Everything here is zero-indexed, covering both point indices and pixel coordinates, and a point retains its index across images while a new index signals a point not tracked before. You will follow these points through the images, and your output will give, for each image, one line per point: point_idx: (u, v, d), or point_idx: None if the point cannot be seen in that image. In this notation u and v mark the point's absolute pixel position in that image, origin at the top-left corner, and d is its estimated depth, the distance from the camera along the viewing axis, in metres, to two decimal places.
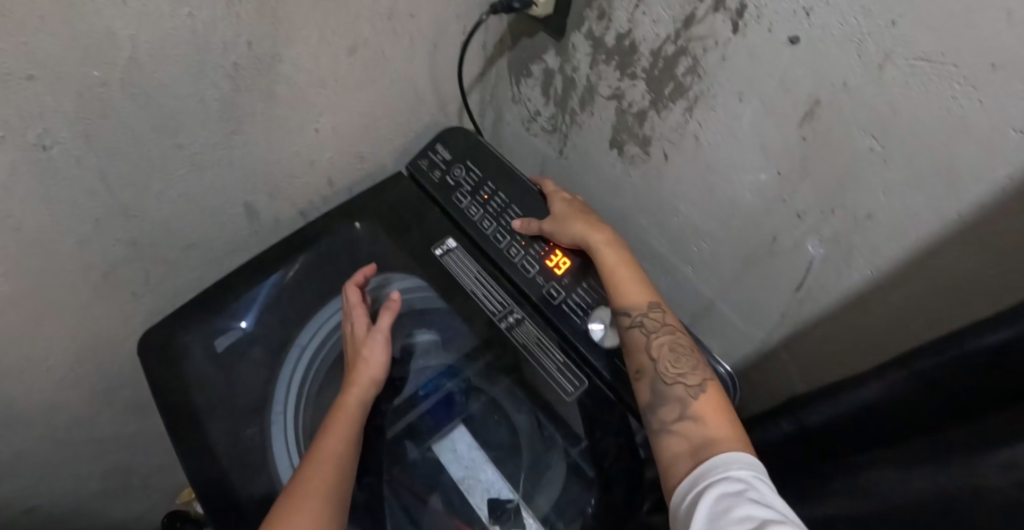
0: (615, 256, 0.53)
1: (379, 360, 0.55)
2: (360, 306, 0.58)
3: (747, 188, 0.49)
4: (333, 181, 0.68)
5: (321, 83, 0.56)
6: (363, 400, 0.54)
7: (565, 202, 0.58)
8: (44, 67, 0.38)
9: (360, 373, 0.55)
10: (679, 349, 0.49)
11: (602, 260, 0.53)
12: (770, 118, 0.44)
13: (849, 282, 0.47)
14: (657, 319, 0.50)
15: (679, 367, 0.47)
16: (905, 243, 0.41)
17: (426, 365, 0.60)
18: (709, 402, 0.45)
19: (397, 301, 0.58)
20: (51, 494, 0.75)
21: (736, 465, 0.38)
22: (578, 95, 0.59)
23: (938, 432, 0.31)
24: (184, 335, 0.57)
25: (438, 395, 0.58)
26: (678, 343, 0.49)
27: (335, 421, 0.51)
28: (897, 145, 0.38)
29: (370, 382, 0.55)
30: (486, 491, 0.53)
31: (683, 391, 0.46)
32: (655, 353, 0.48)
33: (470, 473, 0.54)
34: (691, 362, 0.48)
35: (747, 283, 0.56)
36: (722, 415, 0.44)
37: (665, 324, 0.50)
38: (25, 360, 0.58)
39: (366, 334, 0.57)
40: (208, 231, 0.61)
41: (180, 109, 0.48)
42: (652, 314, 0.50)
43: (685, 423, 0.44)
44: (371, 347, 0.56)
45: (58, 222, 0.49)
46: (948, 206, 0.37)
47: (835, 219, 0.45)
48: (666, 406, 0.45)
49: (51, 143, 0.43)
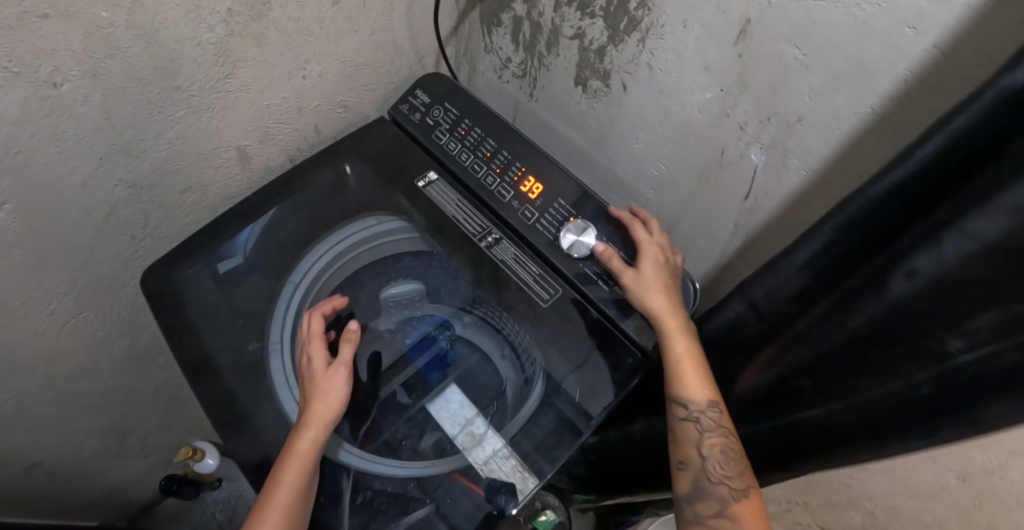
0: (685, 349, 0.54)
1: (337, 398, 0.57)
2: (319, 339, 0.61)
3: (696, 108, 0.55)
4: (319, 129, 0.73)
5: (309, 31, 0.60)
6: (317, 442, 0.54)
7: (651, 266, 0.57)
8: (58, 6, 0.42)
9: (315, 413, 0.55)
10: (729, 450, 0.52)
11: (674, 352, 0.54)
12: (710, 40, 0.49)
13: (787, 183, 0.53)
14: (714, 418, 0.53)
15: (724, 467, 0.51)
16: (831, 140, 0.47)
17: (416, 316, 0.72)
18: (748, 506, 0.50)
19: (356, 331, 0.62)
20: (52, 452, 0.77)
21: None
22: (545, 39, 0.64)
23: (885, 281, 0.40)
24: (187, 270, 0.62)
25: (427, 341, 0.70)
26: (730, 444, 0.52)
27: (283, 467, 0.52)
28: (817, 52, 0.43)
29: (325, 421, 0.55)
30: (481, 446, 0.60)
31: (723, 490, 0.51)
32: (705, 451, 0.52)
33: (465, 426, 0.62)
34: (736, 460, 0.52)
35: (702, 197, 0.62)
36: (757, 515, 0.50)
37: (720, 424, 0.53)
38: (28, 305, 0.60)
39: (326, 370, 0.59)
40: (203, 176, 0.65)
41: (179, 52, 0.52)
42: (709, 413, 0.53)
43: (721, 520, 0.50)
44: (331, 379, 0.58)
45: (64, 162, 0.53)
46: (865, 101, 0.43)
47: (773, 126, 0.50)
48: (705, 498, 0.51)
49: (62, 81, 0.47)
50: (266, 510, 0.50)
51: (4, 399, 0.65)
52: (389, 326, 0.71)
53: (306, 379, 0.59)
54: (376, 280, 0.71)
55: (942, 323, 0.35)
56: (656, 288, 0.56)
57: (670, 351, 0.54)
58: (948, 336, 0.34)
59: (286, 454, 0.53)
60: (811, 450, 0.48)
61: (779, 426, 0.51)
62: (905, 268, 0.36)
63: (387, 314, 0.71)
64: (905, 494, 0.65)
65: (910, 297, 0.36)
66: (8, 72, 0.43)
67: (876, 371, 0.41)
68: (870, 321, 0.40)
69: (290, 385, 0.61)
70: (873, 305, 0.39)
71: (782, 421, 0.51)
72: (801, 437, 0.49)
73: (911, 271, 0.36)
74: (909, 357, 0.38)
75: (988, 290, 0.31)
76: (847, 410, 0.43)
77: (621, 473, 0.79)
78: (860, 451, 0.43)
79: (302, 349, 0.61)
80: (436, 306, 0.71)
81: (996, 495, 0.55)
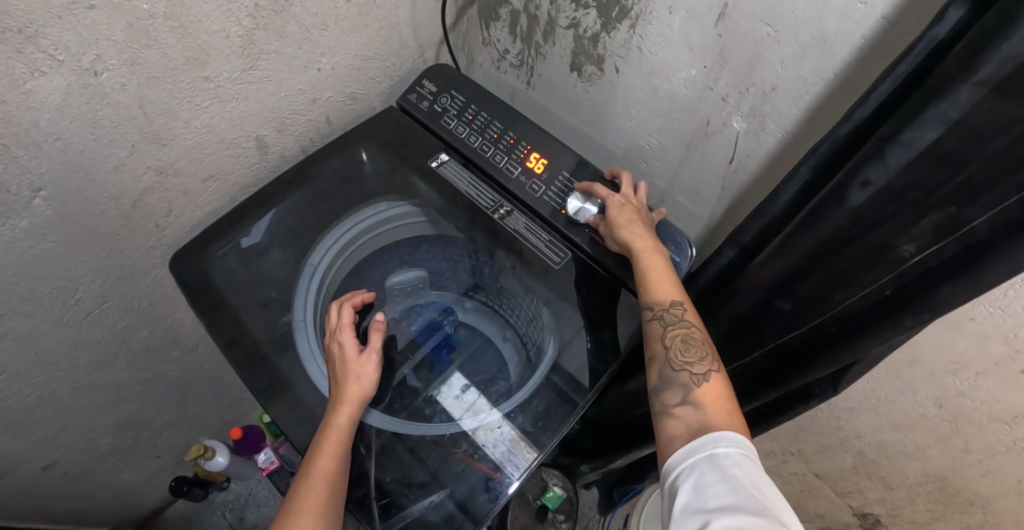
0: (654, 262, 0.59)
1: (371, 377, 0.59)
2: (348, 326, 0.63)
3: (682, 84, 0.62)
4: (330, 119, 0.77)
5: (324, 25, 0.65)
6: (353, 418, 0.56)
7: (619, 206, 0.64)
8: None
9: (348, 392, 0.57)
10: (692, 341, 0.54)
11: (648, 266, 0.59)
12: (693, 22, 0.56)
13: (767, 145, 0.60)
14: (678, 312, 0.56)
15: (688, 357, 0.53)
16: (801, 103, 0.54)
17: (418, 303, 0.75)
18: (710, 391, 0.51)
19: (383, 321, 0.64)
20: (68, 449, 0.78)
21: (722, 443, 0.45)
22: (542, 29, 0.71)
23: (841, 204, 0.45)
24: (215, 251, 0.66)
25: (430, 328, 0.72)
26: (695, 337, 0.54)
27: (328, 435, 0.55)
28: (785, 27, 0.50)
29: (359, 399, 0.57)
30: (490, 431, 0.61)
31: (688, 378, 0.52)
32: (670, 342, 0.54)
33: (473, 413, 0.62)
34: (701, 353, 0.53)
35: (690, 165, 0.70)
36: (723, 405, 0.50)
37: (686, 320, 0.55)
38: (57, 291, 0.61)
39: (360, 355, 0.60)
40: (227, 163, 0.68)
41: (210, 44, 0.55)
42: (674, 309, 0.56)
43: (685, 408, 0.50)
44: (364, 363, 0.60)
45: (100, 147, 0.54)
46: (826, 68, 0.50)
47: (752, 95, 0.57)
48: (671, 390, 0.52)
49: (102, 69, 0.49)
50: (308, 477, 0.52)
51: (26, 390, 0.66)
52: (395, 313, 0.72)
53: (337, 363, 0.60)
54: (382, 267, 0.75)
55: (893, 231, 0.43)
56: (628, 220, 0.63)
57: (642, 268, 0.59)
58: (901, 246, 0.43)
59: (324, 429, 0.55)
60: (803, 363, 0.55)
61: (767, 352, 0.59)
62: (858, 180, 0.43)
63: (392, 301, 0.74)
64: (889, 426, 0.72)
65: (866, 205, 0.43)
66: (53, 60, 0.45)
67: (846, 286, 0.48)
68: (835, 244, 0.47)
69: (317, 359, 0.64)
70: (835, 217, 0.46)
71: (771, 352, 0.58)
72: (789, 356, 0.57)
73: (864, 183, 0.43)
74: (871, 268, 0.45)
75: (929, 198, 0.39)
76: (825, 322, 0.51)
77: (623, 430, 0.86)
78: (839, 355, 0.51)
79: (330, 338, 0.62)
80: (439, 293, 0.75)
81: (968, 415, 0.62)
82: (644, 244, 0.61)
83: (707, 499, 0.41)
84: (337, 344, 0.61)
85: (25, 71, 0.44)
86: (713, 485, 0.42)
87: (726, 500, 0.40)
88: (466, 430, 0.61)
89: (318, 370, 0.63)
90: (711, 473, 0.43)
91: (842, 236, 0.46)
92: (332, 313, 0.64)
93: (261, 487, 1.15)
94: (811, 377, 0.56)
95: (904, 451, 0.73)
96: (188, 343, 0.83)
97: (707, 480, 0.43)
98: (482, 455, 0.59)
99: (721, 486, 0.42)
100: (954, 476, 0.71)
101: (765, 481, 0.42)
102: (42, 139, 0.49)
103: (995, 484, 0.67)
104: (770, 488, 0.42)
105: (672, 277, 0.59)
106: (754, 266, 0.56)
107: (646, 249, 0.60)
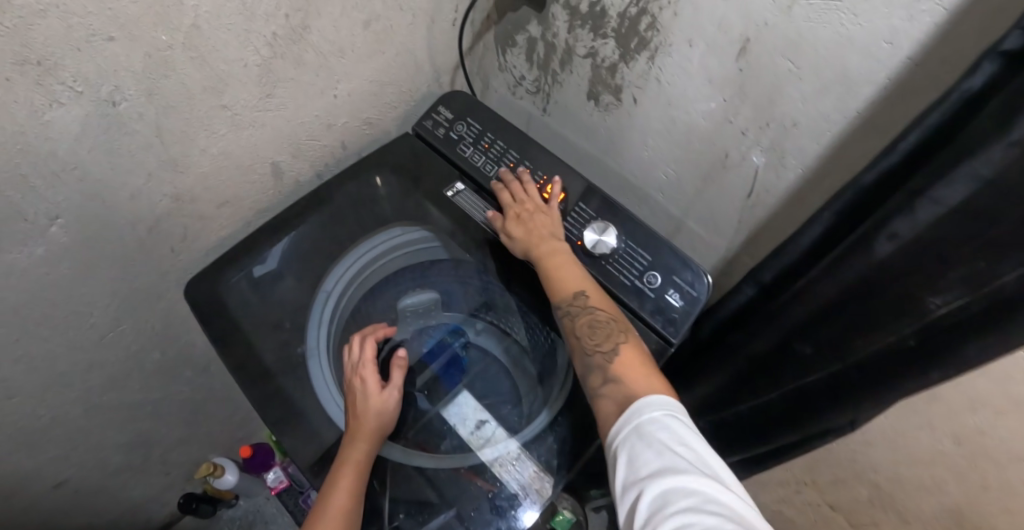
0: (559, 257, 0.63)
1: (389, 415, 0.61)
2: (371, 362, 0.65)
3: (700, 116, 0.61)
4: (345, 144, 0.77)
5: (341, 53, 0.65)
6: (368, 456, 0.58)
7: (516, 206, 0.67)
8: (123, 29, 0.44)
9: (364, 429, 0.59)
10: (598, 324, 0.58)
11: (555, 261, 0.62)
12: (713, 56, 0.55)
13: (786, 180, 0.59)
14: (582, 301, 0.59)
15: (598, 339, 0.57)
16: (822, 140, 0.53)
17: (428, 324, 0.76)
18: (623, 362, 0.55)
19: (404, 358, 0.67)
20: (79, 467, 0.78)
21: (646, 409, 0.50)
22: (558, 57, 0.71)
23: (864, 253, 0.44)
24: (230, 277, 0.66)
25: (444, 353, 0.74)
26: (599, 319, 0.58)
27: (342, 472, 0.56)
28: (806, 64, 0.49)
29: (374, 436, 0.59)
30: (508, 462, 0.63)
31: (602, 360, 0.56)
32: (579, 332, 0.58)
33: (491, 443, 0.64)
34: (607, 331, 0.58)
35: (706, 196, 0.69)
36: (639, 373, 0.54)
37: (589, 305, 0.59)
38: (72, 316, 0.62)
39: (381, 391, 0.63)
40: (242, 189, 0.69)
41: (227, 72, 0.55)
42: (577, 300, 0.59)
43: (609, 386, 0.54)
44: (385, 400, 0.62)
45: (117, 175, 0.54)
46: (849, 106, 0.49)
47: (771, 130, 0.56)
48: (592, 374, 0.56)
49: (120, 100, 0.49)
50: (321, 513, 0.53)
51: (39, 412, 0.66)
52: (406, 333, 0.74)
53: (355, 399, 0.62)
54: (394, 289, 0.76)
55: (920, 282, 0.42)
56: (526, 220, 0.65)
57: (547, 264, 0.62)
58: (928, 298, 0.42)
59: (340, 465, 0.57)
60: (819, 408, 0.55)
61: (785, 393, 0.59)
62: (886, 232, 0.42)
63: (404, 322, 0.75)
64: (906, 461, 0.71)
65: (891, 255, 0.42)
66: (73, 91, 0.45)
67: (867, 334, 0.47)
68: (858, 291, 0.47)
69: (331, 391, 0.66)
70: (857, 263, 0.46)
71: (788, 395, 0.58)
72: (807, 399, 0.56)
73: (892, 235, 0.42)
74: (893, 319, 0.45)
75: (955, 251, 0.39)
76: (845, 368, 0.51)
77: None
78: (855, 404, 0.51)
79: (352, 373, 0.65)
80: (450, 314, 0.76)
81: (988, 453, 0.61)
82: (549, 237, 0.64)
83: (640, 469, 0.46)
84: (358, 380, 0.63)
85: (44, 102, 0.44)
86: (642, 454, 0.47)
87: (655, 466, 0.46)
88: (481, 463, 0.62)
89: (331, 402, 0.65)
90: (638, 443, 0.48)
91: (866, 285, 0.46)
92: (355, 347, 0.67)
93: (269, 505, 1.15)
94: (828, 424, 0.56)
95: (921, 485, 0.72)
96: (200, 363, 0.84)
97: (636, 449, 0.48)
98: (500, 487, 0.61)
99: (648, 454, 0.47)
100: (973, 513, 0.69)
101: (688, 439, 0.47)
102: (60, 168, 0.49)
103: (1015, 522, 0.66)
104: (694, 445, 0.47)
105: (574, 265, 0.63)
106: (778, 306, 0.56)
107: (551, 243, 0.64)
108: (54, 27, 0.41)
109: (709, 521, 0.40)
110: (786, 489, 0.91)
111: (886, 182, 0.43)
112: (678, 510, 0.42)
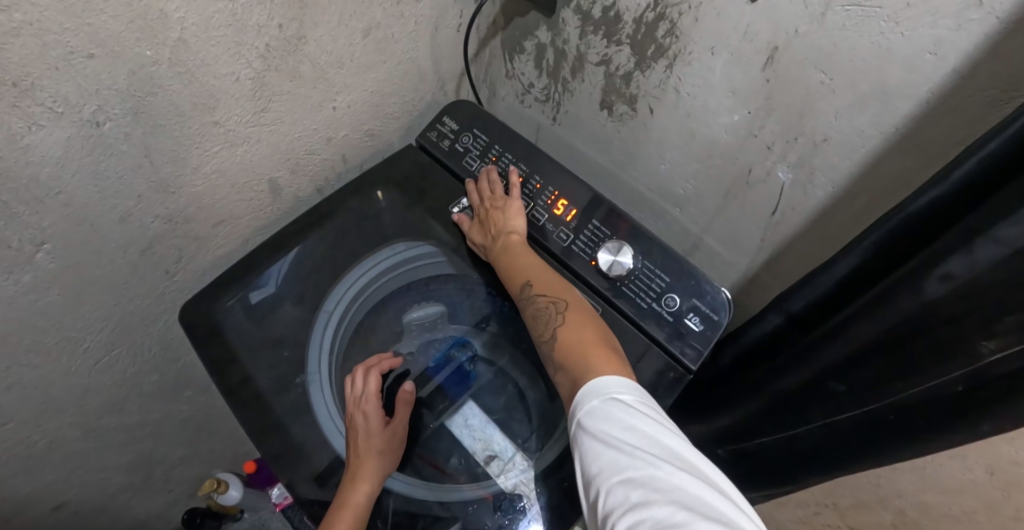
0: (509, 248, 0.62)
1: (393, 454, 0.61)
2: (374, 396, 0.63)
3: (722, 129, 0.58)
4: (346, 157, 0.74)
5: (340, 63, 0.61)
6: (371, 497, 0.56)
7: (475, 203, 0.67)
8: (103, 46, 0.41)
9: (365, 469, 0.57)
10: (540, 313, 0.57)
11: (502, 252, 0.62)
12: (737, 64, 0.51)
13: (814, 200, 0.56)
14: (527, 291, 0.59)
15: (540, 328, 0.57)
16: (856, 156, 0.49)
17: (434, 338, 0.74)
18: (563, 348, 0.54)
19: (409, 393, 0.66)
20: (80, 488, 0.76)
21: (589, 398, 0.47)
22: (570, 65, 0.67)
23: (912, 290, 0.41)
24: (227, 301, 0.63)
25: (449, 369, 0.72)
26: (541, 307, 0.58)
27: (342, 514, 0.54)
28: (840, 75, 0.45)
29: (376, 476, 0.58)
30: (518, 489, 0.60)
31: (549, 349, 0.56)
32: (529, 325, 0.59)
33: (507, 469, 0.62)
34: (548, 318, 0.57)
35: (728, 214, 0.66)
36: (579, 354, 0.52)
37: (534, 295, 0.59)
38: (63, 343, 0.59)
39: (385, 428, 0.62)
40: (238, 207, 0.66)
41: (218, 88, 0.52)
42: (521, 292, 0.60)
43: (559, 375, 0.54)
44: (387, 438, 0.61)
45: (103, 200, 0.51)
46: (887, 121, 0.45)
47: (799, 145, 0.52)
48: (549, 365, 0.56)
49: (105, 120, 0.45)
50: None
51: (35, 438, 0.64)
52: (411, 348, 0.73)
53: (356, 436, 0.60)
54: (399, 303, 0.72)
55: (973, 326, 0.39)
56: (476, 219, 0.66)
57: (496, 258, 0.63)
58: (979, 340, 0.39)
59: (341, 507, 0.55)
60: (853, 451, 0.52)
61: (815, 428, 0.56)
62: (939, 270, 0.39)
63: (410, 336, 0.74)
64: (937, 488, 0.68)
65: (942, 298, 0.40)
66: (52, 112, 0.42)
67: (909, 375, 0.45)
68: (895, 329, 0.45)
69: (335, 423, 0.63)
70: (898, 299, 0.43)
71: (816, 432, 0.56)
72: (838, 438, 0.54)
73: (946, 274, 0.39)
74: (942, 361, 0.42)
75: (1012, 295, 0.35)
76: (885, 408, 0.49)
77: None
78: (885, 453, 0.49)
79: (354, 406, 0.62)
80: (456, 328, 0.73)
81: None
82: (499, 228, 0.64)
83: (591, 466, 0.44)
84: (361, 414, 0.61)
85: (22, 126, 0.40)
86: (589, 450, 0.45)
87: (602, 462, 0.43)
88: (498, 490, 0.60)
89: (336, 434, 0.62)
90: (585, 439, 0.46)
91: (907, 323, 0.43)
92: (358, 379, 0.64)
93: (274, 519, 1.20)
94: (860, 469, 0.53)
95: (951, 514, 0.69)
96: (200, 383, 0.82)
97: (584, 445, 0.45)
98: (510, 512, 0.58)
99: (594, 448, 0.44)
100: None
101: (634, 419, 0.45)
102: (44, 193, 0.46)
103: None
104: (641, 424, 0.44)
105: (525, 252, 0.62)
106: (812, 341, 0.53)
107: (500, 235, 0.64)
108: (28, 45, 0.37)
109: (658, 513, 0.38)
110: (805, 510, 0.89)
111: (927, 216, 0.40)
112: (631, 507, 0.40)
